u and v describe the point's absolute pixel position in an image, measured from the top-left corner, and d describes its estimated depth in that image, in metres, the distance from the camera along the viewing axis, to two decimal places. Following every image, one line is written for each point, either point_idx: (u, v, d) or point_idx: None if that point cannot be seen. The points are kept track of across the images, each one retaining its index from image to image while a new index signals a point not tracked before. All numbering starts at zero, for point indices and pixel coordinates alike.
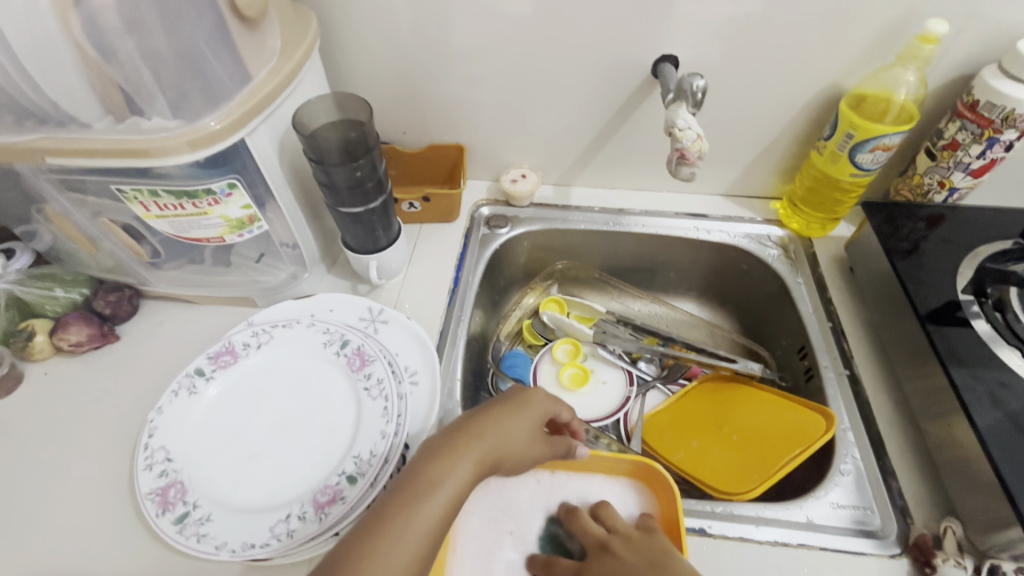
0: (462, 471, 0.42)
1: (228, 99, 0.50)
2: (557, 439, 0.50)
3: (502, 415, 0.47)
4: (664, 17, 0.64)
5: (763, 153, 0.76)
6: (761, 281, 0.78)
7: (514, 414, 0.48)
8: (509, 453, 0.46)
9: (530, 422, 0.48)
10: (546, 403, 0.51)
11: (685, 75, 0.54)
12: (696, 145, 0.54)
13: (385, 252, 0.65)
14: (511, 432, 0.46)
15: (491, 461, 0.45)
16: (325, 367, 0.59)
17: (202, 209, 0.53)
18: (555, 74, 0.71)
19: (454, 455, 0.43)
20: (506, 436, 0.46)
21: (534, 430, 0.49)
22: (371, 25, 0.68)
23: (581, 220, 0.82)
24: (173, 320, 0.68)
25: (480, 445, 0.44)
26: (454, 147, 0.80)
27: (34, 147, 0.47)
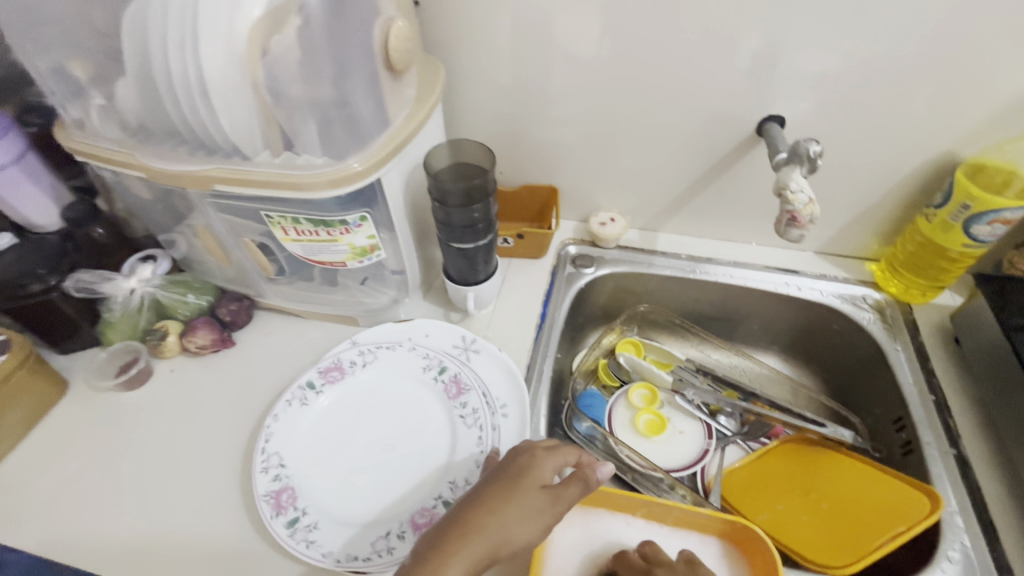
0: (459, 571, 0.43)
1: (371, 141, 0.55)
2: (563, 500, 0.49)
3: (499, 499, 0.47)
4: (776, 79, 0.65)
5: (863, 213, 0.76)
6: (852, 343, 0.76)
7: (510, 494, 0.47)
8: (515, 537, 0.46)
9: (526, 497, 0.47)
10: (545, 465, 0.50)
11: (800, 141, 0.55)
12: (808, 209, 0.55)
13: (483, 285, 0.69)
14: (511, 516, 0.46)
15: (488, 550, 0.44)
16: (422, 390, 0.63)
17: (334, 236, 0.58)
18: (658, 126, 0.73)
19: (450, 554, 0.43)
20: (507, 518, 0.46)
21: (534, 502, 0.47)
22: (488, 74, 0.73)
23: (666, 265, 0.83)
24: (283, 332, 0.74)
25: (477, 541, 0.44)
26: (548, 188, 0.83)
27: (204, 174, 0.53)
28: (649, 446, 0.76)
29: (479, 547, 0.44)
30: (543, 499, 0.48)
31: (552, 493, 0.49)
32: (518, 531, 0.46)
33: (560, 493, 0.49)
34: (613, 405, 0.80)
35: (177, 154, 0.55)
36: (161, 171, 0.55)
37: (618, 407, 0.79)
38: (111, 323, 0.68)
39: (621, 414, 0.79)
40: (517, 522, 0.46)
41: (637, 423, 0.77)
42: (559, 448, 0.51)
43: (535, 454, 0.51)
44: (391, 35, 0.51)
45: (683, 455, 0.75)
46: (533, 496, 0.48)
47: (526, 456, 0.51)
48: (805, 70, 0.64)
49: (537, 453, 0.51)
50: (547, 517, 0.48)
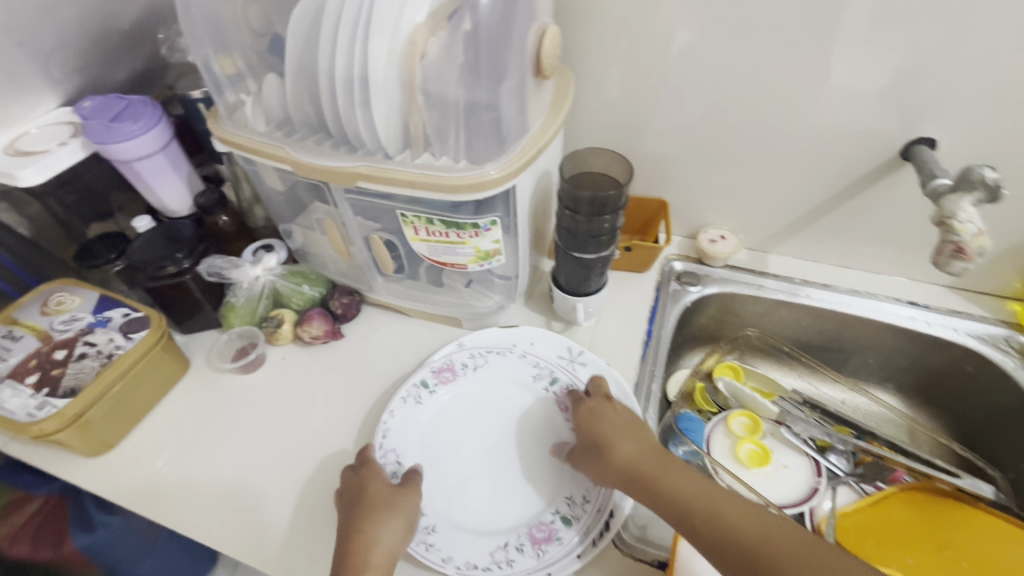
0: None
1: (509, 146, 0.55)
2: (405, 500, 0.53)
3: (369, 513, 0.51)
4: (935, 99, 0.60)
5: (1012, 249, 0.69)
6: (990, 389, 0.70)
7: (383, 509, 0.51)
8: (399, 538, 0.50)
9: (380, 506, 0.51)
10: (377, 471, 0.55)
11: (972, 165, 0.51)
12: (977, 240, 0.50)
13: (592, 297, 0.68)
14: (390, 527, 0.50)
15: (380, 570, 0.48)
16: (533, 400, 0.64)
17: (462, 239, 0.58)
18: (786, 143, 0.70)
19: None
20: (384, 527, 0.50)
21: (391, 512, 0.51)
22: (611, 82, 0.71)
23: (777, 289, 0.78)
24: (388, 328, 0.75)
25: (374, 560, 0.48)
26: (655, 201, 0.81)
27: (349, 171, 0.54)
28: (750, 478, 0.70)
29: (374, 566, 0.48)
30: (412, 504, 0.53)
31: (394, 494, 0.53)
32: (393, 536, 0.50)
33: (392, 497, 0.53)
34: (711, 429, 0.75)
35: (322, 150, 0.56)
36: (306, 165, 0.56)
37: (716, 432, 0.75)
38: (234, 307, 0.71)
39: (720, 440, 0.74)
40: (389, 531, 0.50)
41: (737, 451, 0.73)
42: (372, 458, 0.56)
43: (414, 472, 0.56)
44: (545, 41, 0.51)
45: (787, 491, 0.69)
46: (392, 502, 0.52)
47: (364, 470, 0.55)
48: (970, 92, 0.59)
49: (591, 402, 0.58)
50: (405, 518, 0.51)
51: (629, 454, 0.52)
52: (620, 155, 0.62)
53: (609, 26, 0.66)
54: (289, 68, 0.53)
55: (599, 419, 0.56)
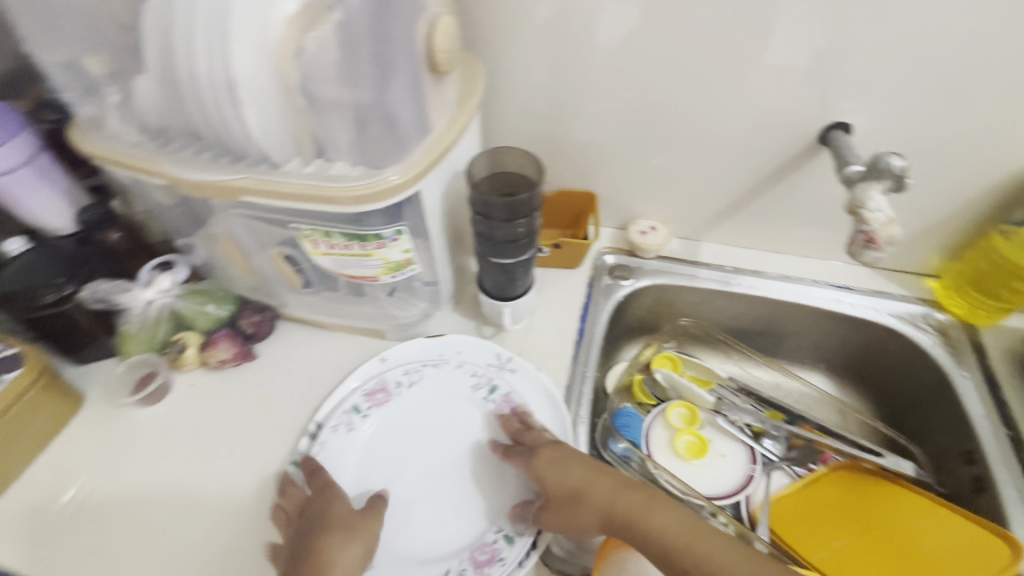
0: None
1: (409, 149, 0.51)
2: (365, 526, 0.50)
3: (329, 532, 0.48)
4: (849, 82, 0.59)
5: (929, 228, 0.70)
6: (911, 367, 0.71)
7: (345, 530, 0.48)
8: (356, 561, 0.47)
9: (342, 529, 0.48)
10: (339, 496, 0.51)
11: (881, 153, 0.50)
12: (886, 230, 0.50)
13: (518, 301, 0.65)
14: (350, 549, 0.47)
15: None
16: (471, 412, 0.60)
17: (367, 251, 0.53)
18: (708, 131, 0.68)
19: None
20: (344, 545, 0.47)
21: (352, 536, 0.48)
22: (528, 71, 0.67)
23: (709, 278, 0.78)
24: (308, 344, 0.69)
25: None
26: (585, 194, 0.79)
27: (232, 184, 0.49)
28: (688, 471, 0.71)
29: None
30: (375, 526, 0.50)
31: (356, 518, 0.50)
32: (354, 555, 0.47)
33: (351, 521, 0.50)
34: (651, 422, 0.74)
35: (201, 161, 0.51)
36: (186, 181, 0.51)
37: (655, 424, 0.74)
38: (129, 335, 0.64)
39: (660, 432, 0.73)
40: (349, 554, 0.47)
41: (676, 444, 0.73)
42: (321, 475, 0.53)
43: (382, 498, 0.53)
44: (438, 31, 0.46)
45: (724, 481, 0.70)
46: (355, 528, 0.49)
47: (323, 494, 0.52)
48: (883, 73, 0.58)
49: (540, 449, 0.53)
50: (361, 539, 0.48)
51: (604, 498, 0.49)
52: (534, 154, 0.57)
53: (520, 11, 0.62)
54: (150, 68, 0.47)
55: (560, 466, 0.52)
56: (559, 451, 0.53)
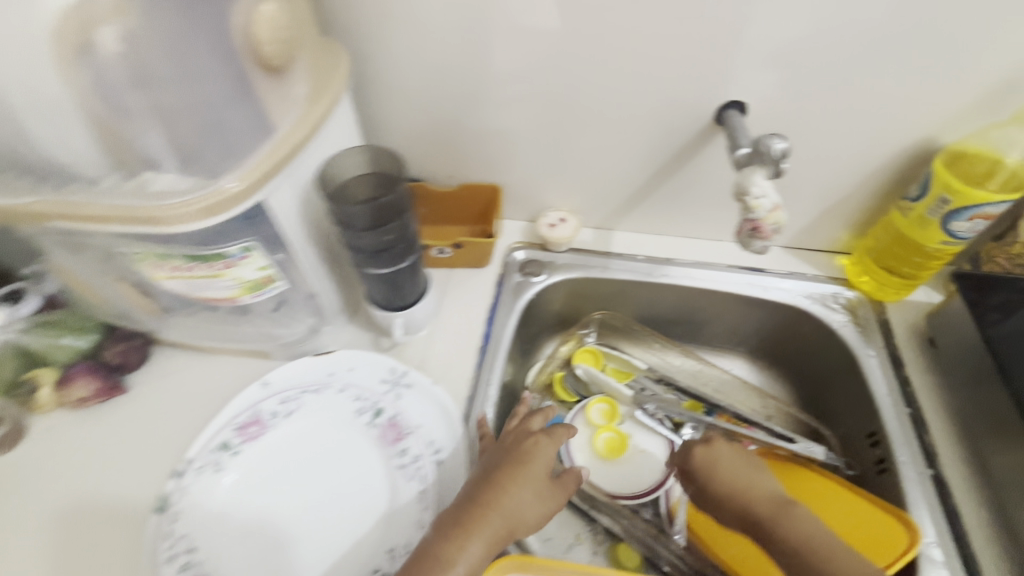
0: (478, 550, 0.44)
1: (249, 154, 0.45)
2: (566, 481, 0.52)
3: (507, 479, 0.48)
4: (740, 57, 0.56)
5: (835, 206, 0.69)
6: (824, 348, 0.70)
7: (524, 477, 0.48)
8: (544, 509, 0.49)
9: (536, 481, 0.49)
10: (545, 453, 0.51)
11: (763, 136, 0.47)
12: (772, 217, 0.48)
13: (411, 311, 0.60)
14: (523, 494, 0.48)
15: (505, 533, 0.46)
16: (356, 440, 0.54)
17: (215, 271, 0.47)
18: (606, 116, 0.65)
19: (466, 537, 0.45)
20: (519, 493, 0.48)
21: (542, 486, 0.49)
22: (407, 58, 0.62)
23: (622, 269, 0.75)
24: (185, 371, 0.63)
25: (496, 520, 0.46)
26: (489, 187, 0.74)
27: (38, 209, 0.43)
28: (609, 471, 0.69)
29: (497, 528, 0.46)
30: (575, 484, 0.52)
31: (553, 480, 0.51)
32: (547, 504, 0.49)
33: (564, 483, 0.52)
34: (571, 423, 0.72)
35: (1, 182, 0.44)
36: None
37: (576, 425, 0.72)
38: None
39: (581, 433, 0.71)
40: (525, 498, 0.48)
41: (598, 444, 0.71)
42: (558, 432, 0.53)
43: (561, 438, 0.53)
44: (257, 17, 0.40)
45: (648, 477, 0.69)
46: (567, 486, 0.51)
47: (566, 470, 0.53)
48: (772, 47, 0.55)
49: (720, 446, 0.55)
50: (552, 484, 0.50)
51: (707, 456, 0.54)
52: (379, 146, 0.53)
53: None
54: None
55: (727, 446, 0.55)
56: (727, 451, 0.54)
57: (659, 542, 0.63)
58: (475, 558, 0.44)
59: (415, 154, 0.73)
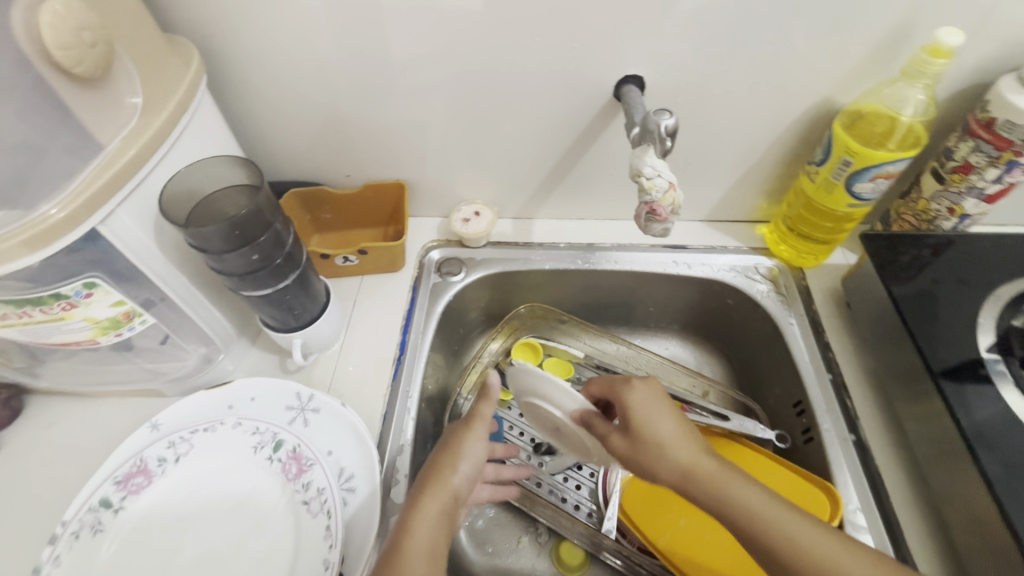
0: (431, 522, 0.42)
1: (71, 179, 0.39)
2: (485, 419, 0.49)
3: (438, 457, 0.47)
4: (630, 29, 0.53)
5: (747, 176, 0.68)
6: (748, 320, 0.69)
7: (449, 455, 0.47)
8: (475, 471, 0.47)
9: (455, 447, 0.47)
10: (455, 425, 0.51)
11: (650, 114, 0.44)
12: (667, 198, 0.46)
13: (313, 327, 0.56)
14: (454, 467, 0.46)
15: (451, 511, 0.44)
16: (256, 478, 0.50)
17: (57, 314, 0.41)
18: (503, 102, 0.61)
19: (410, 522, 0.42)
20: (453, 471, 0.46)
21: (461, 444, 0.48)
22: (275, 53, 0.56)
23: (545, 259, 0.72)
24: (66, 421, 0.57)
25: (432, 497, 0.44)
26: (394, 185, 0.70)
27: None
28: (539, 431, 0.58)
29: (440, 500, 0.44)
30: (484, 410, 0.49)
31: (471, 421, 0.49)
32: (475, 448, 0.48)
33: (482, 410, 0.49)
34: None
35: None
36: None
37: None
38: None
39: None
40: (458, 472, 0.46)
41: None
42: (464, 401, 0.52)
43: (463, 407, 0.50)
44: (43, 18, 0.34)
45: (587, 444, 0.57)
46: (483, 413, 0.49)
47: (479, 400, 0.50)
48: (662, 17, 0.52)
49: (637, 385, 0.46)
50: (480, 428, 0.48)
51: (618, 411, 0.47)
52: (233, 157, 0.49)
53: None
54: None
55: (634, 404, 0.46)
56: (644, 400, 0.45)
57: (593, 536, 0.60)
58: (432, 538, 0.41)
59: (310, 156, 0.68)
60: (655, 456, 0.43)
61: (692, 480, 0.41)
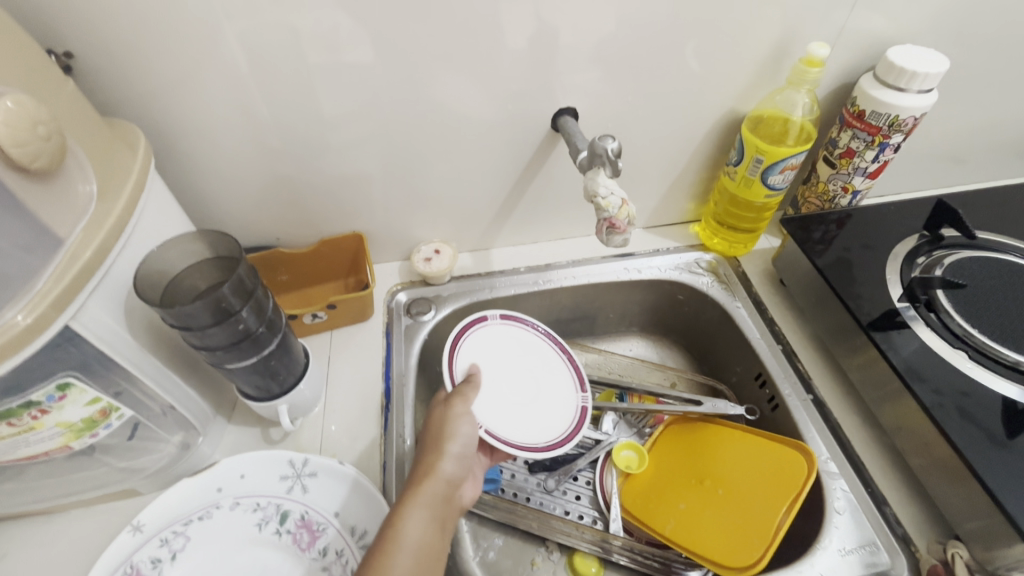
0: (423, 510, 0.44)
1: (31, 279, 0.37)
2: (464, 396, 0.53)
3: (426, 448, 0.49)
4: (559, 70, 0.59)
5: (676, 182, 0.75)
6: (700, 311, 0.76)
7: (438, 443, 0.49)
8: (467, 452, 0.50)
9: (439, 435, 0.50)
10: (439, 413, 0.52)
11: (595, 139, 0.49)
12: (623, 212, 0.51)
13: (297, 390, 0.55)
14: (447, 453, 0.48)
15: (442, 500, 0.46)
16: (264, 557, 0.48)
17: (26, 425, 0.40)
18: (450, 145, 0.64)
19: (402, 510, 0.44)
20: (445, 460, 0.48)
21: (445, 428, 0.50)
22: (218, 124, 0.56)
23: (508, 284, 0.75)
24: (22, 547, 0.51)
25: (428, 487, 0.45)
26: (352, 237, 0.70)
27: None
28: (506, 397, 0.61)
29: (434, 490, 0.46)
30: (465, 408, 0.52)
31: (447, 401, 0.53)
32: (464, 428, 0.51)
33: (467, 394, 0.54)
34: (463, 333, 0.62)
35: None
36: None
37: (469, 340, 0.63)
38: None
39: (475, 348, 0.62)
40: (448, 457, 0.48)
41: (497, 356, 0.64)
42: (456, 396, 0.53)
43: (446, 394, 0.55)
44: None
45: (542, 403, 0.63)
46: (467, 395, 0.54)
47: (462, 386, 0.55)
48: (585, 55, 0.59)
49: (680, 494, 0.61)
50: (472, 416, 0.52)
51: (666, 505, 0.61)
52: (193, 232, 0.49)
53: (176, 55, 0.50)
54: None
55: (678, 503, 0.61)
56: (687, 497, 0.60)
57: (602, 539, 0.61)
58: (424, 523, 0.43)
59: (260, 219, 0.67)
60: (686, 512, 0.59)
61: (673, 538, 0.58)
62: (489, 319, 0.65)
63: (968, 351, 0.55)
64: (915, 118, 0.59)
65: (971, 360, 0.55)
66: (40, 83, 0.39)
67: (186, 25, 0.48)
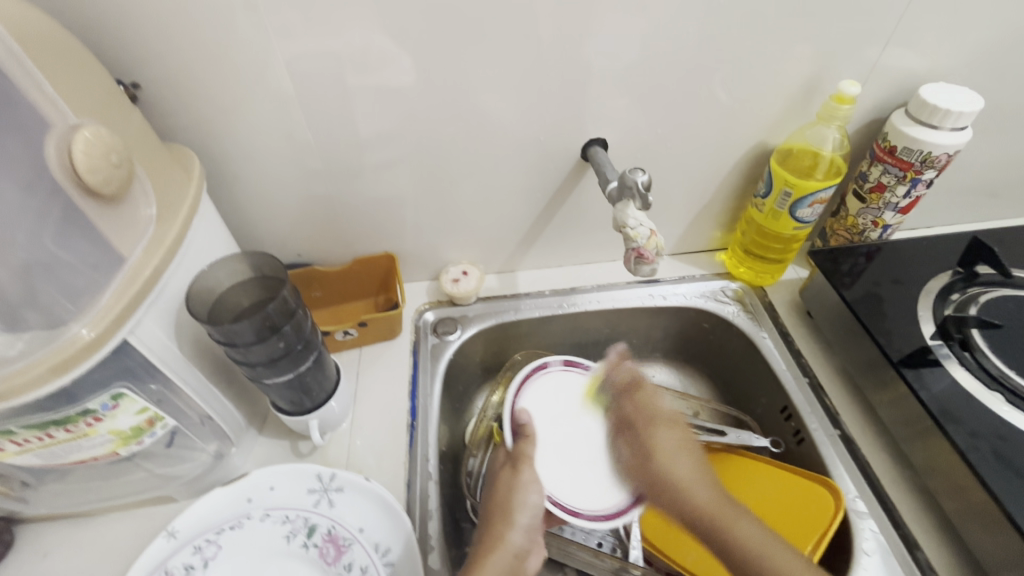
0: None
1: (94, 294, 0.40)
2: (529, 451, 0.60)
3: (492, 518, 0.54)
4: (590, 103, 0.61)
5: (703, 211, 0.76)
6: (725, 340, 0.76)
7: (506, 513, 0.54)
8: (534, 524, 0.54)
9: (509, 505, 0.54)
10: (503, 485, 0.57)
11: (626, 172, 0.51)
12: (651, 243, 0.53)
13: (328, 406, 0.57)
14: (513, 526, 0.52)
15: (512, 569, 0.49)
16: (291, 569, 0.50)
17: (80, 431, 0.42)
18: (481, 172, 0.67)
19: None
20: (513, 530, 0.52)
21: (508, 499, 0.55)
22: (265, 149, 0.60)
23: (534, 307, 0.76)
24: (64, 546, 0.53)
25: (497, 555, 0.49)
26: (384, 257, 0.73)
27: None
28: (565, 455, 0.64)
29: (504, 559, 0.49)
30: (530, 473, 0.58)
31: (511, 465, 0.60)
32: (531, 497, 0.56)
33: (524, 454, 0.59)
34: (525, 383, 0.67)
35: None
36: None
37: (530, 390, 0.67)
38: None
39: (533, 399, 0.67)
40: (512, 530, 0.52)
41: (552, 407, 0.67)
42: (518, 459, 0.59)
43: (506, 454, 0.61)
44: (77, 146, 0.36)
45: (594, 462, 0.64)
46: (529, 455, 0.59)
47: (520, 442, 0.61)
48: (617, 87, 0.60)
49: (660, 432, 0.59)
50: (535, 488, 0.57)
51: (667, 450, 0.58)
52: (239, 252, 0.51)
53: (233, 86, 0.54)
54: None
55: (669, 462, 0.57)
56: (672, 435, 0.59)
57: (621, 568, 0.60)
58: None
59: (297, 237, 0.70)
60: (663, 456, 0.58)
61: (676, 492, 0.55)
62: (549, 367, 0.69)
63: (1003, 393, 0.54)
64: (948, 155, 0.59)
65: (1008, 403, 0.53)
66: (114, 111, 0.42)
67: (244, 58, 0.52)
